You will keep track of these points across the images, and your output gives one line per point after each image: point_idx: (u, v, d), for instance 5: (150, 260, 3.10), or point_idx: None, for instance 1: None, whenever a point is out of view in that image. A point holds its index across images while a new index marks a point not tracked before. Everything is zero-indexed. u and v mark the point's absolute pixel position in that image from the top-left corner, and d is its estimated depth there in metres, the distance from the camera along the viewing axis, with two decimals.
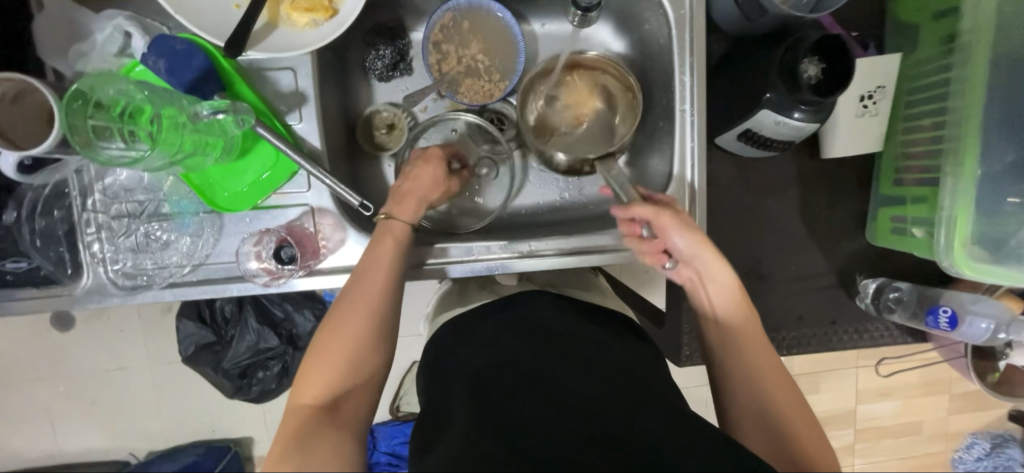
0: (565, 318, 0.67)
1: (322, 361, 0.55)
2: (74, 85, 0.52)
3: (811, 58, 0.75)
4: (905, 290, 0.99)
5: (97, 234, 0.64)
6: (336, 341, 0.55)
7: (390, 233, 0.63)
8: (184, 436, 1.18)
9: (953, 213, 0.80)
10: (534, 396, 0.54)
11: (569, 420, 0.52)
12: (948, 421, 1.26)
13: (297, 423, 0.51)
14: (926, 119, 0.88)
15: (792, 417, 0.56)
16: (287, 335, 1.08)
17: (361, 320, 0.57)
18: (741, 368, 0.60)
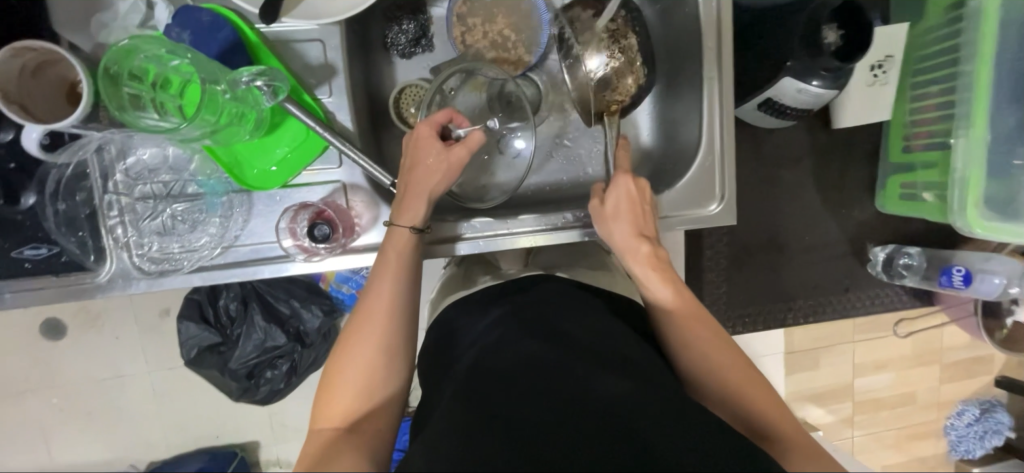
0: (581, 306, 0.65)
1: (336, 382, 0.53)
2: (105, 56, 0.51)
3: (830, 25, 0.75)
4: (914, 255, 1.02)
5: (120, 217, 0.61)
6: (354, 354, 0.54)
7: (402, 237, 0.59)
8: (188, 442, 1.15)
9: (966, 175, 0.83)
10: (530, 387, 0.52)
11: (571, 408, 0.49)
12: (939, 389, 1.22)
13: (321, 445, 0.49)
14: (934, 86, 0.90)
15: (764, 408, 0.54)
16: (294, 333, 1.04)
17: (378, 334, 0.55)
18: (698, 362, 0.58)
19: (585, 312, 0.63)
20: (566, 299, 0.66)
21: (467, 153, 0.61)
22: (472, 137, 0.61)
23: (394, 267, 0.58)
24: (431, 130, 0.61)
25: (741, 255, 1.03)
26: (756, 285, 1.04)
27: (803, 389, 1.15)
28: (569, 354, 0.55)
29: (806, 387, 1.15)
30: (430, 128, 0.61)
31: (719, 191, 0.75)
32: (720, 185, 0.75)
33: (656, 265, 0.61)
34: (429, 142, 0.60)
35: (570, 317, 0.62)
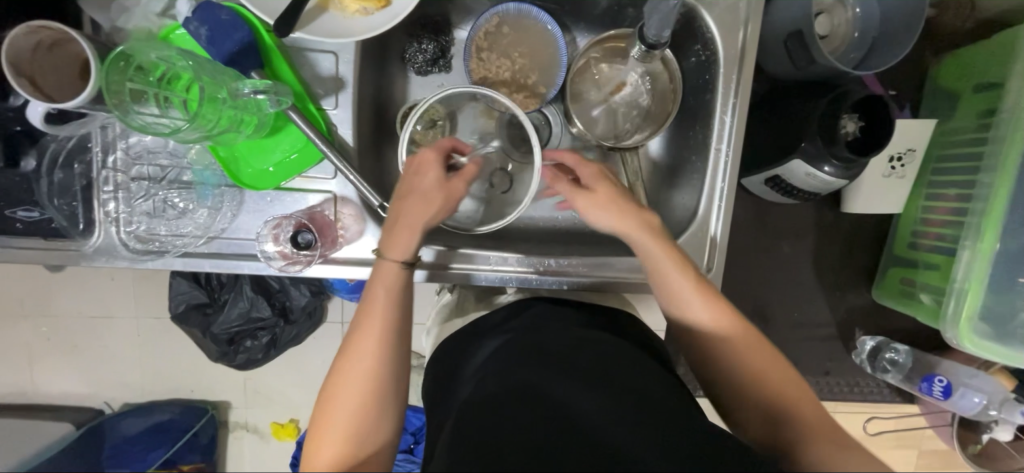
0: (570, 329, 0.60)
1: (328, 425, 0.52)
2: (118, 46, 0.51)
3: (850, 115, 0.75)
4: (902, 352, 1.00)
5: (114, 193, 0.63)
6: (341, 398, 0.52)
7: (385, 276, 0.57)
8: (161, 392, 1.12)
9: (965, 286, 0.81)
10: (516, 418, 0.47)
11: (561, 434, 0.46)
12: None
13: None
14: (951, 189, 0.88)
15: (794, 398, 0.51)
16: (280, 307, 1.04)
17: (364, 376, 0.53)
18: (750, 394, 0.53)
19: (575, 333, 0.58)
20: (554, 322, 0.61)
21: (464, 185, 0.61)
22: (469, 170, 0.62)
23: (382, 307, 0.55)
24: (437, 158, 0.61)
25: None
26: None
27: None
28: (545, 376, 0.51)
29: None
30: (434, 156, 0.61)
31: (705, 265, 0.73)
32: (707, 261, 0.73)
33: (683, 270, 0.58)
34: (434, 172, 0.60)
35: (557, 340, 0.57)
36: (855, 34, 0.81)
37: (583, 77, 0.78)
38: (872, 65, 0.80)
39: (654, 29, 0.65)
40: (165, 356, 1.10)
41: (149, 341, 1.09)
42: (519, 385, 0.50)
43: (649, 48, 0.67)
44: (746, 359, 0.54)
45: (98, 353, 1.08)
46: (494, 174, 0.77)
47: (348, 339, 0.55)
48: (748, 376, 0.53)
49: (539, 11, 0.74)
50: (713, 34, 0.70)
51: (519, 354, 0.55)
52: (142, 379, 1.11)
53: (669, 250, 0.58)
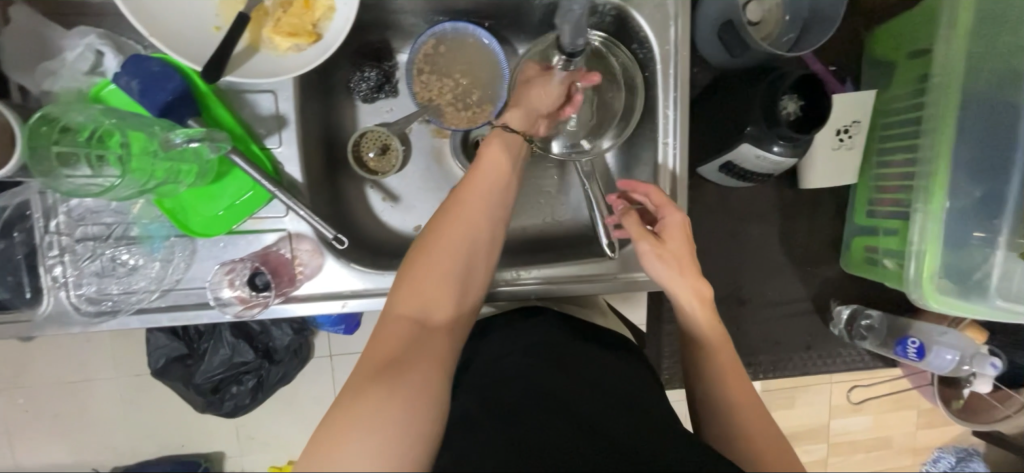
0: (566, 331, 0.67)
1: (417, 302, 0.56)
2: (39, 111, 0.50)
3: (790, 95, 0.77)
4: (875, 317, 1.02)
5: (60, 257, 0.61)
6: (427, 273, 0.58)
7: (501, 143, 0.69)
8: (151, 450, 1.09)
9: (922, 247, 0.83)
10: (533, 407, 0.54)
11: (565, 423, 0.52)
12: (915, 434, 1.20)
13: (399, 339, 0.53)
14: (899, 154, 0.90)
15: (742, 401, 0.56)
16: (262, 349, 1.00)
17: (447, 261, 0.59)
18: (720, 397, 0.57)
19: (579, 342, 0.65)
20: (556, 330, 0.67)
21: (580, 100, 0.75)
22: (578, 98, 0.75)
23: (474, 212, 0.63)
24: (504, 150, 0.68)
25: None
26: None
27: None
28: (556, 375, 0.58)
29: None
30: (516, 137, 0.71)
31: None
32: None
33: (689, 264, 0.66)
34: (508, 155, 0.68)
35: (569, 344, 0.64)
36: (786, 18, 0.84)
37: None
38: (807, 43, 0.82)
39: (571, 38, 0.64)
40: (146, 414, 1.07)
41: (127, 400, 1.06)
42: (533, 387, 0.56)
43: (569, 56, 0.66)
44: (715, 356, 0.61)
45: (75, 420, 1.05)
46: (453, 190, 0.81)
47: (440, 224, 0.62)
48: (715, 374, 0.59)
49: (476, 28, 0.75)
50: (646, 32, 0.71)
51: (528, 356, 0.61)
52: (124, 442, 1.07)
53: (661, 246, 0.66)
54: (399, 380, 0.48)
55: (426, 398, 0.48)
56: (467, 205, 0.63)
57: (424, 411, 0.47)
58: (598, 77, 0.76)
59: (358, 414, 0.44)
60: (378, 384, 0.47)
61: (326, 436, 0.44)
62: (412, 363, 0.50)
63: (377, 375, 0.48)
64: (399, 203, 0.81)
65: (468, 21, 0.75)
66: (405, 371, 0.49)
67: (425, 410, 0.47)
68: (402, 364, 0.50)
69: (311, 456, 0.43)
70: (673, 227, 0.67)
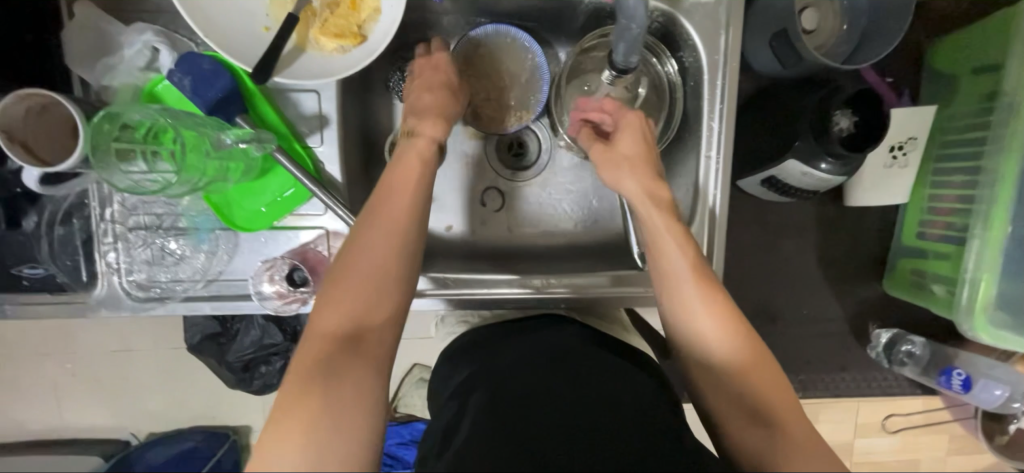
0: (584, 344, 0.63)
1: (343, 299, 0.49)
2: (102, 109, 0.52)
3: (844, 111, 0.72)
4: (918, 344, 0.98)
5: (114, 244, 0.64)
6: (345, 284, 0.49)
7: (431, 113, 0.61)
8: (185, 420, 1.14)
9: (977, 276, 0.78)
10: (545, 416, 0.52)
11: (568, 437, 0.50)
12: (948, 460, 1.15)
13: (321, 353, 0.46)
14: (958, 175, 0.85)
15: (782, 410, 0.49)
16: (291, 332, 1.01)
17: (374, 268, 0.50)
18: (745, 400, 0.50)
19: (596, 357, 0.61)
20: (575, 342, 0.64)
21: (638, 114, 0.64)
22: (631, 118, 0.64)
23: (398, 216, 0.52)
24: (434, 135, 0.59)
25: None
26: None
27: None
28: (572, 397, 0.54)
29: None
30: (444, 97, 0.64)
31: None
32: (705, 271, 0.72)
33: (693, 272, 0.55)
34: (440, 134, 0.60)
35: (581, 353, 0.61)
36: (844, 27, 0.80)
37: (571, 90, 0.76)
38: (861, 57, 0.78)
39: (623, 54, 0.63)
40: (180, 389, 1.12)
41: (163, 375, 1.11)
42: (535, 402, 0.54)
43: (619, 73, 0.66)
44: (733, 365, 0.51)
45: (115, 390, 1.10)
46: (484, 191, 0.83)
47: (361, 222, 0.52)
48: (730, 385, 0.51)
49: (519, 31, 0.74)
50: (695, 40, 0.69)
51: (540, 370, 0.58)
52: (159, 412, 1.13)
53: (678, 250, 0.56)
54: (330, 400, 0.44)
55: (357, 419, 0.44)
56: (391, 210, 0.53)
57: (354, 433, 0.44)
58: (642, 87, 0.73)
59: (293, 425, 0.43)
60: (306, 401, 0.44)
61: (267, 436, 0.43)
62: (344, 377, 0.45)
63: (309, 390, 0.44)
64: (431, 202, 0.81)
65: (511, 25, 0.74)
66: (338, 386, 0.45)
67: (355, 430, 0.44)
68: (334, 375, 0.45)
69: (257, 447, 0.43)
70: (653, 172, 0.60)
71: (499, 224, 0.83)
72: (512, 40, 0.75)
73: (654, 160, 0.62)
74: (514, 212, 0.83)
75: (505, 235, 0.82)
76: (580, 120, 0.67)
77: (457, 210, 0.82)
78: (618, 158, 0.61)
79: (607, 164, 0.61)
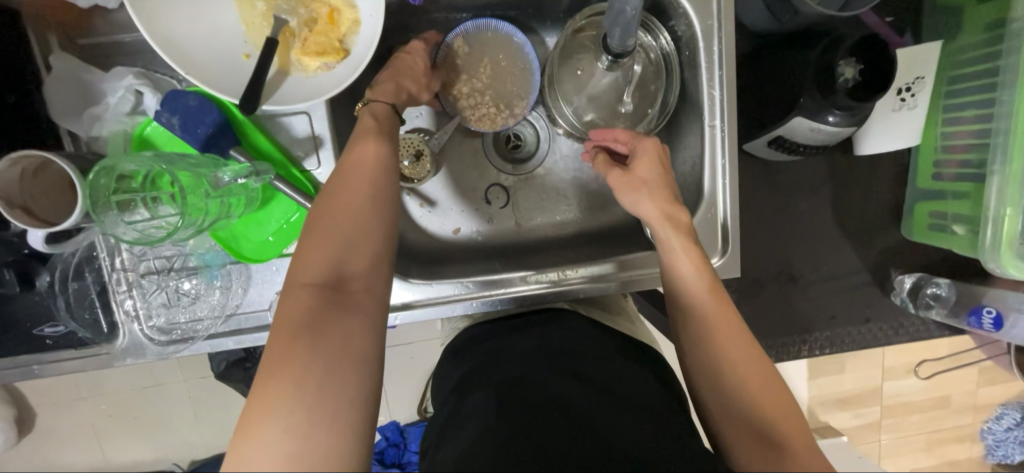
0: (590, 343, 0.66)
1: (323, 248, 0.48)
2: (97, 163, 0.52)
3: (848, 59, 0.69)
4: (944, 286, 0.96)
5: (129, 292, 0.64)
6: (322, 236, 0.49)
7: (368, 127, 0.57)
8: (222, 445, 1.16)
9: (1001, 212, 0.76)
10: (543, 404, 0.53)
11: (565, 422, 0.50)
12: (976, 393, 1.15)
13: (304, 303, 0.45)
14: (969, 111, 0.83)
15: (770, 405, 0.48)
16: None
17: (350, 224, 0.50)
18: (734, 380, 0.50)
19: (603, 358, 0.63)
20: (582, 341, 0.67)
21: (653, 141, 0.64)
22: (645, 144, 0.64)
23: (368, 178, 0.52)
24: (378, 123, 0.58)
25: (751, 287, 0.97)
26: (769, 318, 0.98)
27: (825, 397, 1.12)
28: (579, 391, 0.56)
29: (827, 396, 1.11)
30: (384, 105, 0.61)
31: (720, 248, 0.71)
32: (722, 242, 0.71)
33: (694, 258, 0.58)
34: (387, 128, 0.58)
35: (583, 354, 0.63)
36: None
37: (565, 75, 0.73)
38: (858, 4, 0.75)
39: (618, 39, 0.62)
40: (213, 418, 1.14)
41: (194, 407, 1.12)
42: (542, 397, 0.54)
43: (615, 57, 0.65)
44: (732, 359, 0.51)
45: (150, 427, 1.12)
46: (486, 189, 0.81)
47: (334, 178, 0.52)
48: (728, 379, 0.51)
49: (500, 22, 0.72)
50: (687, 7, 0.66)
51: (550, 369, 0.60)
52: (196, 443, 1.15)
53: (679, 239, 0.59)
54: (319, 350, 0.42)
55: (348, 365, 0.43)
56: (359, 168, 0.52)
57: (349, 382, 0.42)
58: (638, 63, 0.71)
59: (283, 380, 0.41)
60: (293, 353, 0.42)
61: (254, 397, 0.41)
62: (332, 328, 0.44)
63: (295, 344, 0.42)
64: (435, 207, 0.80)
65: (491, 17, 0.72)
66: (325, 335, 0.43)
67: (347, 378, 0.42)
68: (320, 327, 0.44)
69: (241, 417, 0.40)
70: (660, 193, 0.62)
71: (505, 220, 0.82)
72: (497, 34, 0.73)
73: (670, 180, 0.63)
74: (518, 207, 0.82)
75: (512, 231, 0.82)
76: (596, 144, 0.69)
77: (460, 211, 0.81)
78: (638, 180, 0.63)
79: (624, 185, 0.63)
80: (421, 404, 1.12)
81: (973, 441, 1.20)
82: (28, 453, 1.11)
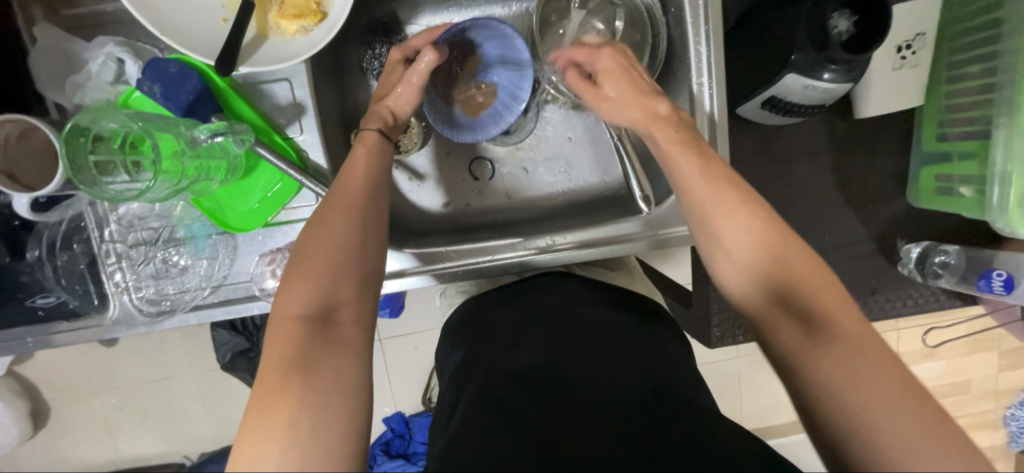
0: (585, 305, 0.65)
1: (306, 274, 0.45)
2: (72, 121, 0.51)
3: (840, 12, 0.68)
4: (952, 253, 0.93)
5: (117, 263, 0.65)
6: (309, 267, 0.45)
7: (363, 143, 0.56)
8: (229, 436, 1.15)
9: (1007, 169, 0.73)
10: (548, 389, 0.52)
11: (561, 401, 0.50)
12: (998, 378, 1.11)
13: (291, 338, 0.42)
14: (973, 66, 0.80)
15: (816, 287, 0.44)
16: None
17: (336, 254, 0.47)
18: (770, 264, 0.46)
19: (591, 313, 0.63)
20: (572, 299, 0.67)
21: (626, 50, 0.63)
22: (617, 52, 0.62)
23: (354, 202, 0.50)
24: (369, 154, 0.55)
25: None
26: None
27: None
28: (571, 360, 0.56)
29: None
30: (375, 132, 0.58)
31: None
32: None
33: (738, 200, 0.49)
34: (377, 159, 0.55)
35: (581, 315, 0.63)
36: None
37: (548, 39, 0.72)
38: None
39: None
40: (217, 409, 1.13)
41: (195, 398, 1.12)
42: (527, 375, 0.55)
43: None
44: (800, 295, 0.44)
45: (153, 416, 1.12)
46: (474, 162, 0.81)
47: (325, 207, 0.50)
48: (789, 311, 0.44)
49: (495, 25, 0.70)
50: None
51: (536, 344, 0.59)
52: (201, 435, 1.15)
53: (709, 189, 0.50)
54: (309, 387, 0.40)
55: (341, 391, 0.41)
56: (345, 199, 0.50)
57: (347, 396, 0.41)
58: (619, 19, 0.71)
59: (277, 414, 0.38)
60: (282, 390, 0.39)
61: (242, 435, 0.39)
62: (320, 368, 0.41)
63: (284, 387, 0.40)
64: (423, 181, 0.80)
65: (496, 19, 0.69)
66: (320, 373, 0.41)
67: (343, 396, 0.41)
68: (314, 362, 0.41)
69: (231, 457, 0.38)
70: (641, 86, 0.60)
71: (495, 191, 0.81)
72: (498, 30, 0.70)
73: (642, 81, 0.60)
74: (508, 177, 0.81)
75: (504, 202, 0.81)
76: (562, 59, 0.64)
77: (448, 185, 0.80)
78: (630, 68, 0.61)
79: (610, 110, 0.61)
80: (425, 394, 1.11)
81: (996, 429, 1.15)
82: (37, 445, 1.11)
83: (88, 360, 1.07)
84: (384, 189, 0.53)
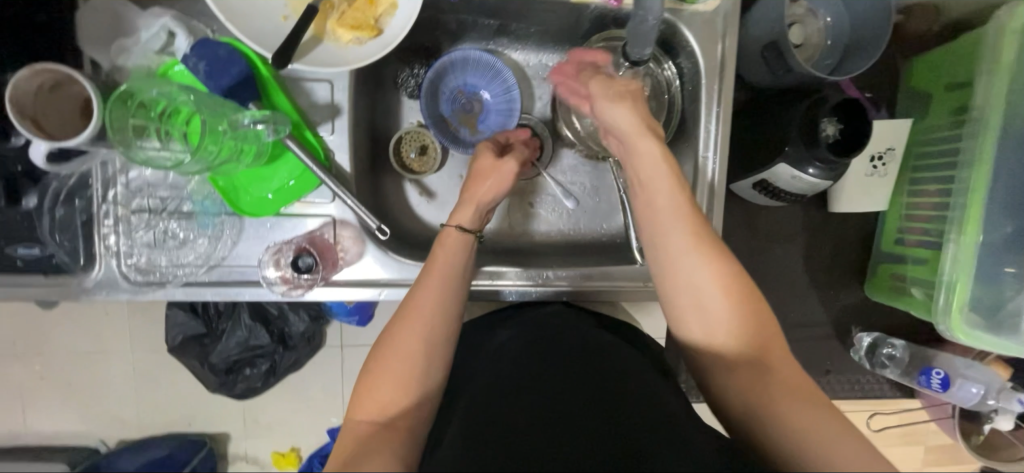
0: (584, 330, 0.66)
1: (381, 378, 0.53)
2: (122, 85, 0.54)
3: (830, 119, 0.78)
4: (898, 347, 1.02)
5: (114, 226, 0.63)
6: (381, 379, 0.53)
7: (449, 243, 0.61)
8: (158, 426, 1.08)
9: (953, 279, 0.83)
10: (547, 434, 0.53)
11: (558, 438, 0.53)
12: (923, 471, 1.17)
13: (357, 439, 0.50)
14: (932, 185, 0.91)
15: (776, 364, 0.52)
16: (279, 335, 0.98)
17: (401, 361, 0.53)
18: (743, 353, 0.53)
19: (585, 337, 0.65)
20: (566, 321, 0.68)
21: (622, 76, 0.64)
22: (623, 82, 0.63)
23: (420, 316, 0.55)
24: (450, 255, 0.60)
25: None
26: None
27: None
28: (567, 394, 0.57)
29: None
30: (456, 230, 0.62)
31: None
32: None
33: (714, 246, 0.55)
34: (456, 259, 0.60)
35: (574, 337, 0.65)
36: (828, 42, 0.85)
37: None
38: (846, 69, 0.84)
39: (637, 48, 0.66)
40: (155, 395, 1.06)
41: (134, 379, 1.05)
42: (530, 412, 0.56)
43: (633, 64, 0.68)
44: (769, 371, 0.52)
45: (83, 392, 1.04)
46: None
47: (396, 322, 0.56)
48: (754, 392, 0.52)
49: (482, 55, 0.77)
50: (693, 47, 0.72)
51: (523, 377, 0.60)
52: (127, 420, 1.06)
53: (701, 261, 0.55)
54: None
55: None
56: (417, 312, 0.56)
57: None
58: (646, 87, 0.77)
59: None
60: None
61: None
62: (372, 457, 0.47)
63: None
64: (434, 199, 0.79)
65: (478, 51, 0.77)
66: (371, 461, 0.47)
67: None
68: (365, 455, 0.48)
69: None
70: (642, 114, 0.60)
71: (502, 221, 0.84)
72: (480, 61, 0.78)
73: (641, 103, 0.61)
74: (514, 208, 0.84)
75: (507, 232, 0.84)
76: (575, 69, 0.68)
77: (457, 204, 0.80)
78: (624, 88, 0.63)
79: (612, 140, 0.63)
80: None
81: None
82: None
83: (32, 318, 1.00)
84: (458, 295, 0.58)
